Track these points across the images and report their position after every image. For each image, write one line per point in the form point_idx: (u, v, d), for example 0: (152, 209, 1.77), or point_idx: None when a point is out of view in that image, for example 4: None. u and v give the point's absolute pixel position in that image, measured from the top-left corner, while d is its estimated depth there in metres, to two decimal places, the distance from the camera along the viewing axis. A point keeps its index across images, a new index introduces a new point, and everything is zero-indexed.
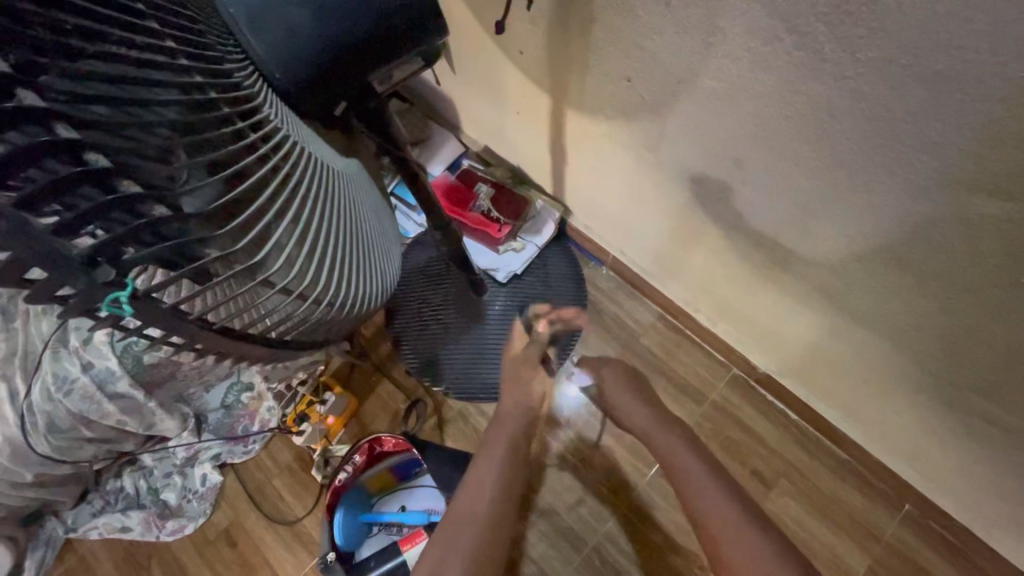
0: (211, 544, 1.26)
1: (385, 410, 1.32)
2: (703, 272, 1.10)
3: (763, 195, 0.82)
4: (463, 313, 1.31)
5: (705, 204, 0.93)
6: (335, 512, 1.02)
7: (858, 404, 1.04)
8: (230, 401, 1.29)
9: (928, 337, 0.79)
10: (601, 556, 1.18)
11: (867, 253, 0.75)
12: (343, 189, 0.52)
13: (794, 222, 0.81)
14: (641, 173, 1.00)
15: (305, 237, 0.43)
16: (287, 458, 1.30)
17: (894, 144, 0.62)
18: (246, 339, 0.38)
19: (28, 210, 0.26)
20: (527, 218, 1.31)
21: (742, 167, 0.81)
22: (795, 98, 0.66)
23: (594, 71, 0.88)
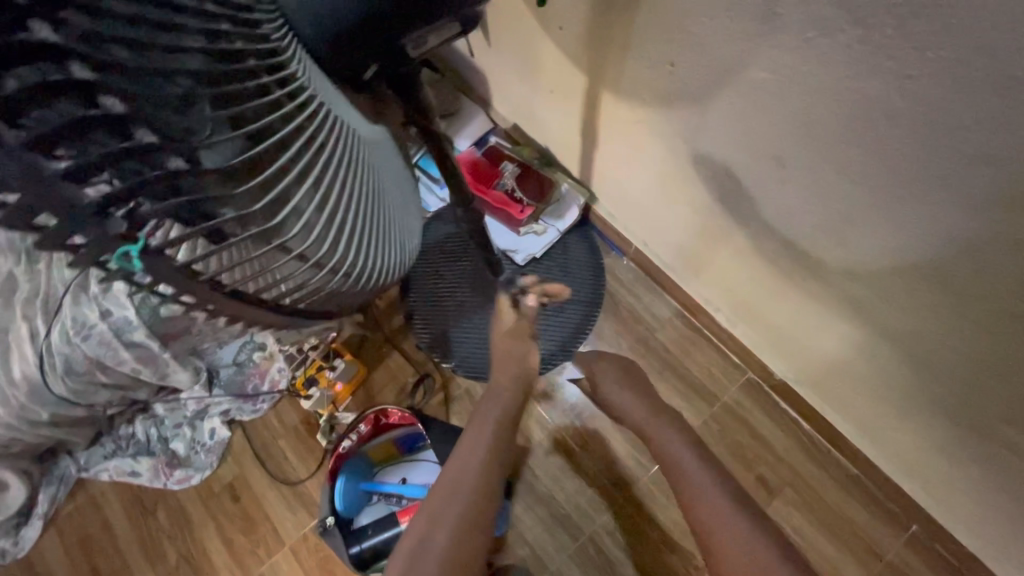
0: (215, 496, 1.28)
1: (393, 381, 1.32)
2: (729, 272, 1.06)
3: (800, 196, 0.78)
4: (479, 292, 1.30)
5: (737, 202, 0.90)
6: (336, 478, 1.03)
7: (875, 421, 1.01)
8: (242, 358, 1.34)
9: (960, 360, 0.76)
10: (596, 546, 1.18)
11: (907, 266, 0.72)
12: (369, 157, 0.50)
13: (831, 228, 0.78)
14: (674, 164, 0.97)
15: (325, 204, 0.42)
16: (294, 420, 1.32)
17: (954, 154, 0.58)
18: (258, 303, 0.38)
19: (38, 150, 0.26)
20: (551, 201, 1.28)
21: (783, 166, 0.77)
22: (848, 97, 0.63)
23: (634, 54, 0.85)
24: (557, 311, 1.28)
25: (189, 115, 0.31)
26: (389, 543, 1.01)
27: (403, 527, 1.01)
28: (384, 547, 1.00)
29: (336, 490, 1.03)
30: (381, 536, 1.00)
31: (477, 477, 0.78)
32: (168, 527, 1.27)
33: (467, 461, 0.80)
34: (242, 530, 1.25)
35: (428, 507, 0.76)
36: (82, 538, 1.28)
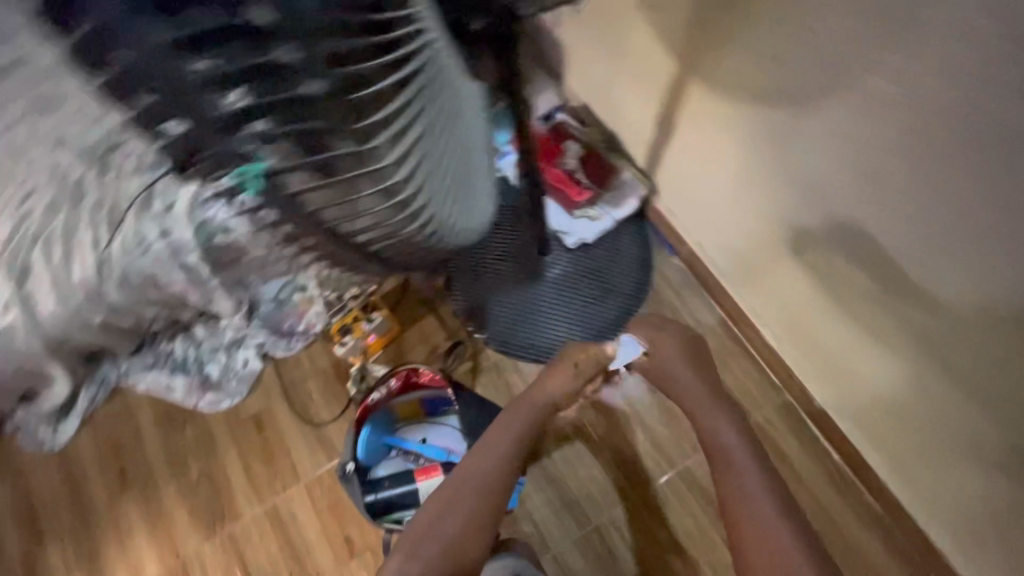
0: (240, 424, 1.33)
1: (424, 343, 1.33)
2: (788, 289, 1.02)
3: (888, 218, 0.74)
4: (522, 269, 1.28)
5: (816, 216, 0.86)
6: (361, 427, 1.05)
7: (913, 463, 0.98)
8: (283, 296, 1.35)
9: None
10: (601, 537, 1.18)
11: (993, 308, 0.68)
12: (470, 122, 0.51)
13: (916, 257, 0.74)
14: (753, 167, 0.93)
15: (413, 159, 0.44)
16: (325, 364, 1.35)
17: None
18: (334, 229, 0.46)
19: (193, 67, 0.32)
20: (611, 187, 1.25)
21: (881, 184, 0.73)
22: (978, 120, 0.59)
23: (740, 44, 0.82)
24: (598, 300, 1.26)
25: (324, 66, 0.34)
26: (402, 498, 1.03)
27: (418, 485, 1.04)
28: (398, 501, 1.03)
29: (360, 439, 1.06)
30: (396, 490, 1.04)
31: (488, 482, 0.84)
32: (194, 445, 1.32)
33: (483, 463, 0.85)
34: (262, 459, 1.29)
35: (433, 506, 0.82)
36: (114, 441, 1.34)
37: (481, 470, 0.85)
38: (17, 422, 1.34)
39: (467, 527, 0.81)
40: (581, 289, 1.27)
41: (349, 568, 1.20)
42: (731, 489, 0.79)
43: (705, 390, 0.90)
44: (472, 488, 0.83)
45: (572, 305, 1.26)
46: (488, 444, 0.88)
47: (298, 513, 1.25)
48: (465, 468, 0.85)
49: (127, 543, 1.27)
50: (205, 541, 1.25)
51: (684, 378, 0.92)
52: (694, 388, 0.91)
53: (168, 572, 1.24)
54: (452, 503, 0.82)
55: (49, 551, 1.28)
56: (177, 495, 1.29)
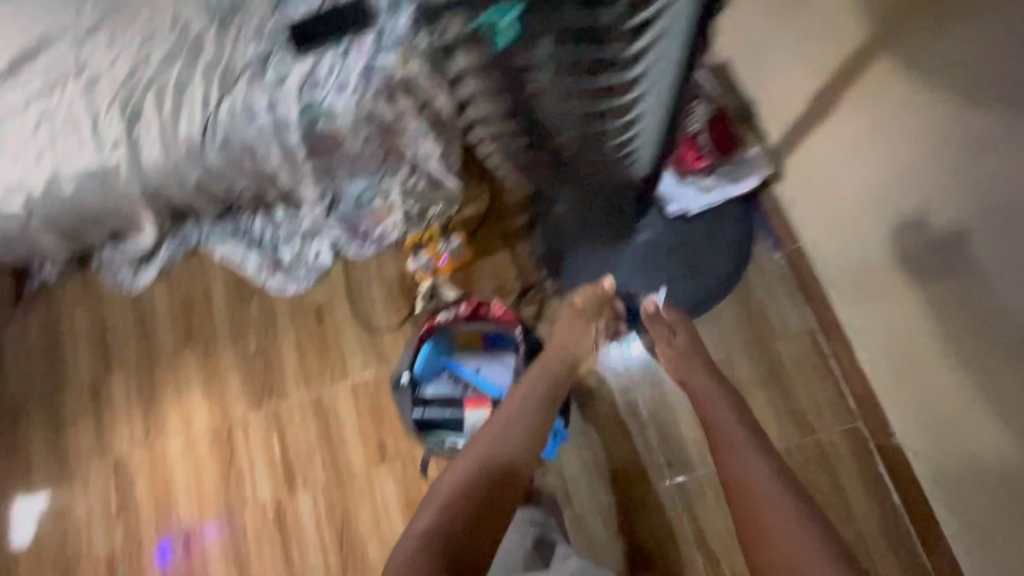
0: (303, 312, 1.35)
1: (494, 278, 1.31)
2: (901, 315, 0.97)
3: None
4: (611, 228, 1.19)
5: (964, 243, 0.82)
6: (423, 343, 1.06)
7: (990, 528, 0.90)
8: (365, 198, 1.34)
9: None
10: (626, 513, 1.16)
11: None
12: (661, 81, 0.62)
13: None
14: (924, 170, 0.85)
15: (604, 101, 0.64)
16: (392, 275, 1.35)
17: None
18: (533, 113, 0.70)
19: None
20: (731, 161, 1.16)
21: None
22: None
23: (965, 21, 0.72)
24: (684, 279, 1.17)
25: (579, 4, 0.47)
26: (447, 423, 1.04)
27: (465, 415, 1.04)
28: (442, 424, 1.04)
29: (420, 354, 1.06)
30: (443, 413, 1.04)
31: (516, 447, 0.84)
32: (257, 320, 1.37)
33: (507, 431, 0.86)
34: (317, 350, 1.33)
35: (460, 472, 0.81)
36: (186, 298, 1.40)
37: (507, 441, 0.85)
38: (102, 260, 1.42)
39: (491, 495, 0.79)
40: (668, 263, 1.17)
41: (377, 473, 1.24)
42: (745, 480, 0.80)
43: (727, 405, 0.90)
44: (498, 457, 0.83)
45: (654, 278, 1.17)
46: (512, 415, 0.88)
47: (340, 409, 1.28)
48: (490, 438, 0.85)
49: (182, 394, 1.35)
50: (251, 410, 1.31)
51: (700, 384, 0.95)
52: (712, 393, 0.93)
53: (215, 429, 1.31)
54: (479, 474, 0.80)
55: (115, 382, 1.38)
56: (234, 362, 1.35)
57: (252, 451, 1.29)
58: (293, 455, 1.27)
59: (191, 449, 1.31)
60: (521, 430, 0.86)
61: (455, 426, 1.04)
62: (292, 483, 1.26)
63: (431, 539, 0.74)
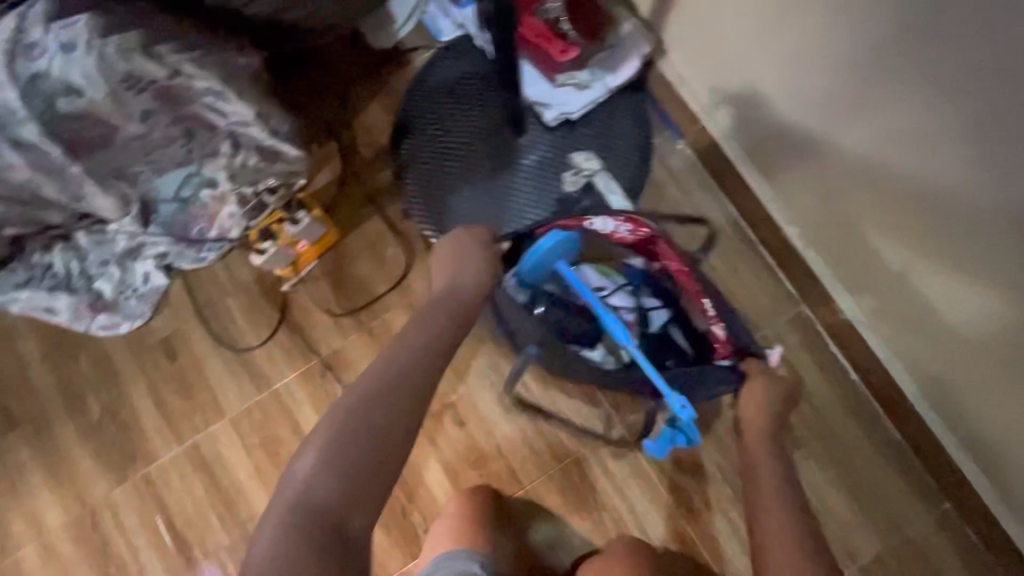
0: (148, 350, 1.08)
1: (370, 250, 1.08)
2: (849, 169, 0.83)
3: (1003, 60, 0.60)
4: (493, 153, 1.03)
5: (912, 62, 0.68)
6: (564, 235, 0.87)
7: (941, 366, 0.87)
8: (187, 194, 1.04)
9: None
10: (584, 474, 1.00)
11: (966, 257, 0.74)
12: None
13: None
14: (761, 51, 0.85)
15: None
16: (247, 278, 1.09)
17: None
18: None
19: None
20: (605, 45, 0.96)
21: (880, 118, 0.75)
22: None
23: None
24: (586, 194, 1.01)
25: None
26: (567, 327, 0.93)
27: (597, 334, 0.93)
28: (557, 326, 0.93)
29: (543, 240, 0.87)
30: (555, 314, 0.92)
31: (418, 368, 0.71)
32: (93, 376, 1.08)
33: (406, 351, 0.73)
34: (179, 391, 1.07)
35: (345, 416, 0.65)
36: None
37: (400, 363, 0.71)
38: None
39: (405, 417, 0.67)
40: (565, 179, 1.01)
41: None
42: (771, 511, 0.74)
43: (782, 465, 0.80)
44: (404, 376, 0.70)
45: (553, 202, 1.01)
46: (408, 347, 0.74)
47: (226, 451, 1.05)
48: (380, 360, 0.72)
49: (18, 491, 1.05)
50: (118, 483, 1.05)
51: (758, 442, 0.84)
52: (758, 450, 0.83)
53: (75, 520, 1.04)
54: (364, 396, 0.67)
55: None
56: (78, 433, 1.07)
57: (129, 533, 1.03)
58: (183, 521, 1.03)
59: (51, 552, 1.03)
60: (413, 351, 0.73)
61: (571, 330, 0.93)
62: (189, 555, 1.02)
63: (317, 487, 0.60)
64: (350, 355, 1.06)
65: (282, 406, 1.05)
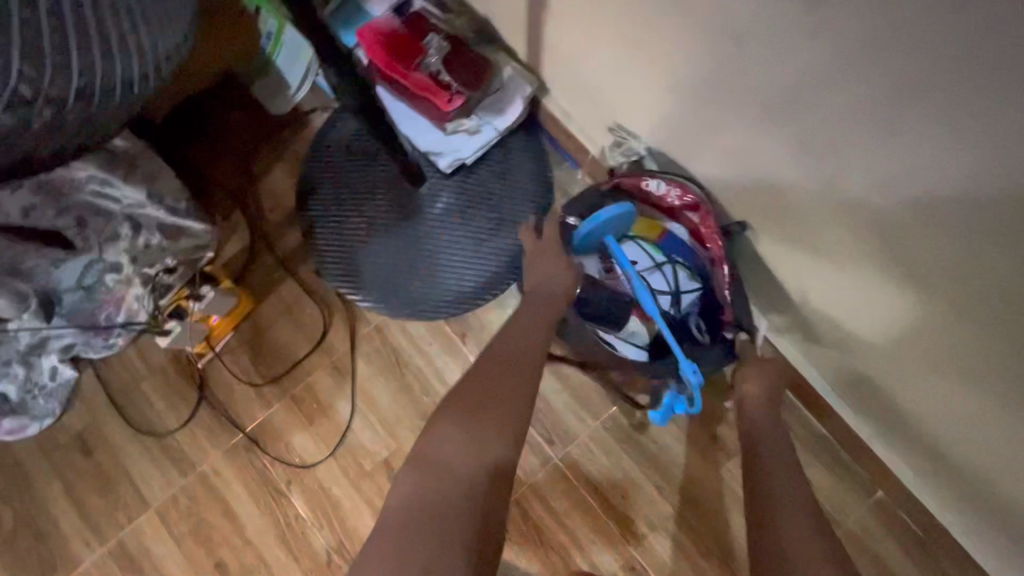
0: (62, 449, 1.04)
1: (285, 315, 1.07)
2: (720, 188, 0.84)
3: (805, 83, 0.62)
4: (396, 207, 1.04)
5: (736, 91, 0.70)
6: (625, 206, 0.84)
7: (845, 366, 0.88)
8: (90, 281, 0.98)
9: (992, 292, 0.60)
10: (527, 513, 0.98)
11: (837, 263, 0.75)
12: None
13: (850, 128, 0.61)
14: (618, 83, 0.87)
15: None
16: (162, 360, 1.06)
17: (885, 159, 0.60)
18: None
19: None
20: (491, 89, 0.99)
21: (728, 138, 0.76)
22: (829, 87, 0.60)
23: None
24: (491, 235, 1.03)
25: None
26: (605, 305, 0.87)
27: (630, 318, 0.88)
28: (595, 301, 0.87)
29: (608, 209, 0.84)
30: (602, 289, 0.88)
31: (522, 353, 0.75)
32: (3, 485, 1.02)
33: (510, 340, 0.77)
34: (98, 489, 1.02)
35: (456, 395, 0.69)
36: None
37: (507, 350, 0.76)
38: None
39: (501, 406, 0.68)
40: (469, 222, 1.03)
41: None
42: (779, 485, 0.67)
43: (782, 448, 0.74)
44: (505, 370, 0.73)
45: (461, 247, 1.03)
46: (515, 342, 0.77)
47: (153, 545, 0.99)
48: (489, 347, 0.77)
49: None
50: None
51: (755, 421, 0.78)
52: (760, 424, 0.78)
53: None
54: (468, 388, 0.70)
55: None
56: None
57: None
58: None
59: None
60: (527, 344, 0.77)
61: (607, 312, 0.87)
62: None
63: (454, 448, 0.63)
64: (275, 426, 1.02)
65: (209, 489, 1.01)
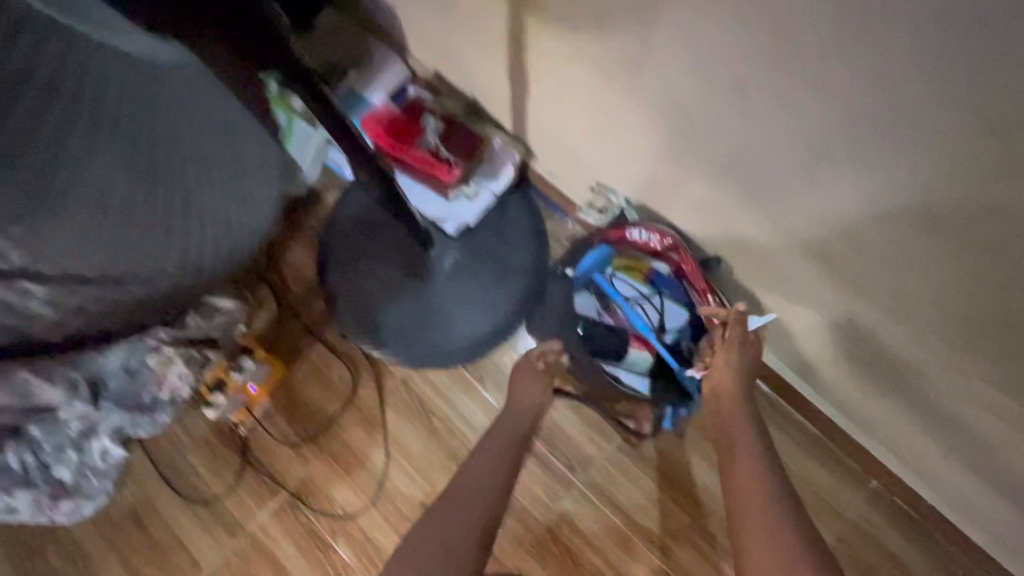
0: (116, 526, 1.10)
1: (316, 377, 1.16)
2: (694, 231, 0.96)
3: (749, 152, 0.74)
4: (410, 269, 1.16)
5: (695, 158, 0.82)
6: (605, 245, 0.99)
7: (825, 374, 0.98)
8: (133, 364, 1.06)
9: (921, 305, 0.72)
10: (557, 538, 1.06)
11: (802, 289, 0.86)
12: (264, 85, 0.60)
13: (788, 185, 0.74)
14: (592, 151, 0.99)
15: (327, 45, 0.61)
16: (204, 431, 1.14)
17: (824, 207, 0.72)
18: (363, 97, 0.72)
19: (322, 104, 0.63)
20: (483, 159, 1.13)
21: (694, 193, 0.88)
22: (770, 157, 0.72)
23: (579, 43, 0.81)
24: (497, 285, 1.15)
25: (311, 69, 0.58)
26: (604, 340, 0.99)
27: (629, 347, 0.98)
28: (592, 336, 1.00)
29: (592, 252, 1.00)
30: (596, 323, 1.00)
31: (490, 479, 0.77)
32: (63, 566, 1.08)
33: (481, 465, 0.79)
34: (153, 560, 1.08)
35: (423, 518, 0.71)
36: None
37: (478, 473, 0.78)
38: None
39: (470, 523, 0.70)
40: (477, 276, 1.15)
41: None
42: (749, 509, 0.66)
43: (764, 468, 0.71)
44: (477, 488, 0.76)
45: (471, 299, 1.14)
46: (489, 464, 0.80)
47: None
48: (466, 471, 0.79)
49: None
50: None
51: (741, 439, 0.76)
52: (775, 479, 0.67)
53: None
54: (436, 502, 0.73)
55: None
56: None
57: None
58: None
59: None
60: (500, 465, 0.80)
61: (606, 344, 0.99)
62: None
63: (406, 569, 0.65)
64: (316, 482, 1.10)
65: (259, 549, 1.08)
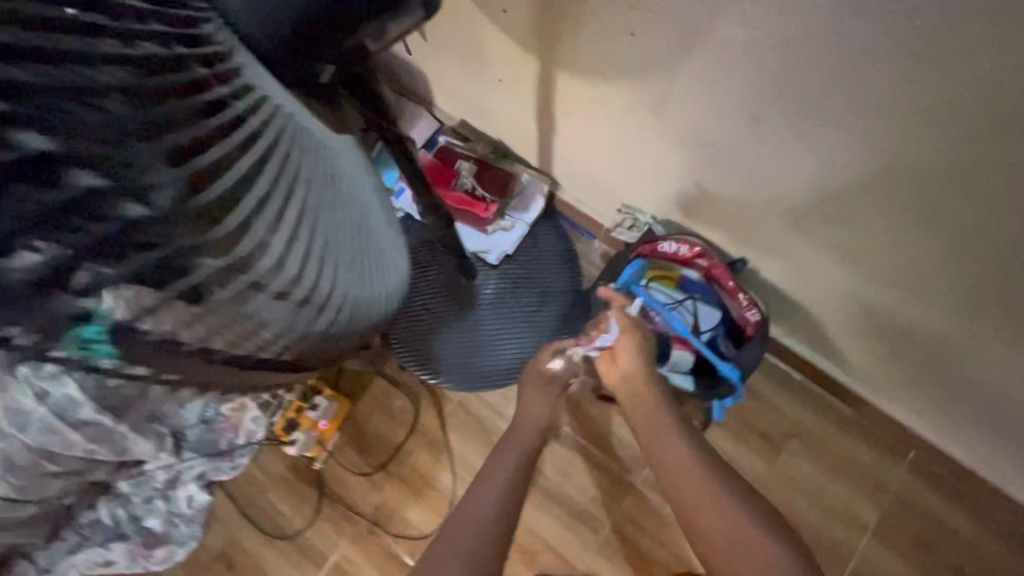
0: (208, 567, 1.18)
1: (379, 409, 1.25)
2: (719, 240, 1.07)
3: (772, 172, 0.85)
4: (457, 301, 1.25)
5: (721, 181, 0.93)
6: (640, 259, 1.07)
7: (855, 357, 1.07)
8: (210, 414, 1.15)
9: (929, 281, 0.83)
10: (622, 536, 1.13)
11: (824, 282, 0.97)
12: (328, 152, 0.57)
13: (804, 195, 0.85)
14: (618, 178, 1.10)
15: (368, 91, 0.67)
16: (281, 470, 1.22)
17: (838, 209, 0.83)
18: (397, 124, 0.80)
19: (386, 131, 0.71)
20: (514, 194, 1.25)
21: (719, 208, 0.99)
22: (791, 174, 0.83)
23: (607, 87, 0.92)
24: (538, 308, 1.24)
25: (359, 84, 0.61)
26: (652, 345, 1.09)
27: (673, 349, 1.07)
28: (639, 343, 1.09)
29: (630, 265, 1.07)
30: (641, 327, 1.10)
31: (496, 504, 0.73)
32: None
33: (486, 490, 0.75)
34: None
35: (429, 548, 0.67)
36: None
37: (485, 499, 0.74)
38: None
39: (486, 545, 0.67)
40: (518, 301, 1.25)
41: None
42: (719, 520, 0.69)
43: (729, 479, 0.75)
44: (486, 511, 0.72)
45: (516, 324, 1.23)
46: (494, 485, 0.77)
47: None
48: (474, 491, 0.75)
49: None
50: None
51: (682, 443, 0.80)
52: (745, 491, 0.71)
53: None
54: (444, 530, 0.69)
55: None
56: None
57: None
58: None
59: None
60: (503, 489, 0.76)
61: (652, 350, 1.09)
62: None
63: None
64: (391, 506, 1.18)
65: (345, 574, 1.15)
